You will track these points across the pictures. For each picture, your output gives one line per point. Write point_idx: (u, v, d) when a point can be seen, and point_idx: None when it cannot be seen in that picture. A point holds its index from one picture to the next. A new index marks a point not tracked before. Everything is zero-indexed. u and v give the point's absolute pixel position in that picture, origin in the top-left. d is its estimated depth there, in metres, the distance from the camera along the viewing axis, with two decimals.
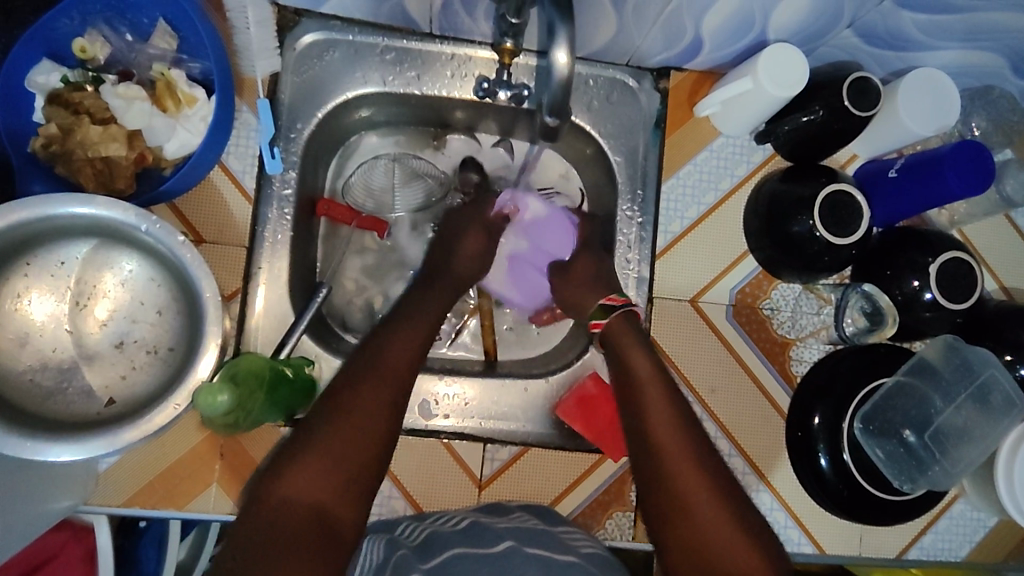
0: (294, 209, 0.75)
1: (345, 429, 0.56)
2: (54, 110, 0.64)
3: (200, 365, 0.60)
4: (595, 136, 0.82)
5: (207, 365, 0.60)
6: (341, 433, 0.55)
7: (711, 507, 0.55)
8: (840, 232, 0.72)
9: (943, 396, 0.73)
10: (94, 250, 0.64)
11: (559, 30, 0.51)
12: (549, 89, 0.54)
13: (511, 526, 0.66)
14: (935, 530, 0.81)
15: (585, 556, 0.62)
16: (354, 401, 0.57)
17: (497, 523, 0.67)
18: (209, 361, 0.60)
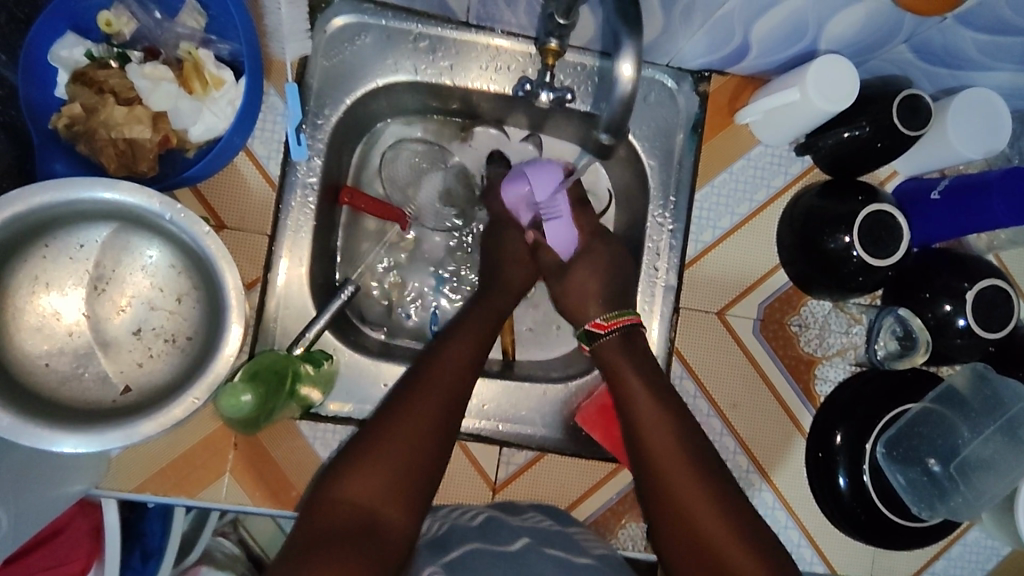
0: (318, 198, 0.74)
1: (399, 438, 0.59)
2: (78, 89, 0.62)
3: (226, 348, 0.58)
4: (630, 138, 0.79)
5: (235, 335, 0.58)
6: (405, 423, 0.60)
7: (691, 485, 0.61)
8: (878, 253, 0.70)
9: (970, 428, 0.72)
10: (114, 234, 0.62)
11: (621, 39, 0.48)
12: (609, 103, 0.51)
13: (525, 523, 0.66)
14: (948, 556, 0.80)
15: (599, 558, 0.63)
16: (418, 404, 0.61)
17: (514, 519, 0.67)
18: (236, 332, 0.58)
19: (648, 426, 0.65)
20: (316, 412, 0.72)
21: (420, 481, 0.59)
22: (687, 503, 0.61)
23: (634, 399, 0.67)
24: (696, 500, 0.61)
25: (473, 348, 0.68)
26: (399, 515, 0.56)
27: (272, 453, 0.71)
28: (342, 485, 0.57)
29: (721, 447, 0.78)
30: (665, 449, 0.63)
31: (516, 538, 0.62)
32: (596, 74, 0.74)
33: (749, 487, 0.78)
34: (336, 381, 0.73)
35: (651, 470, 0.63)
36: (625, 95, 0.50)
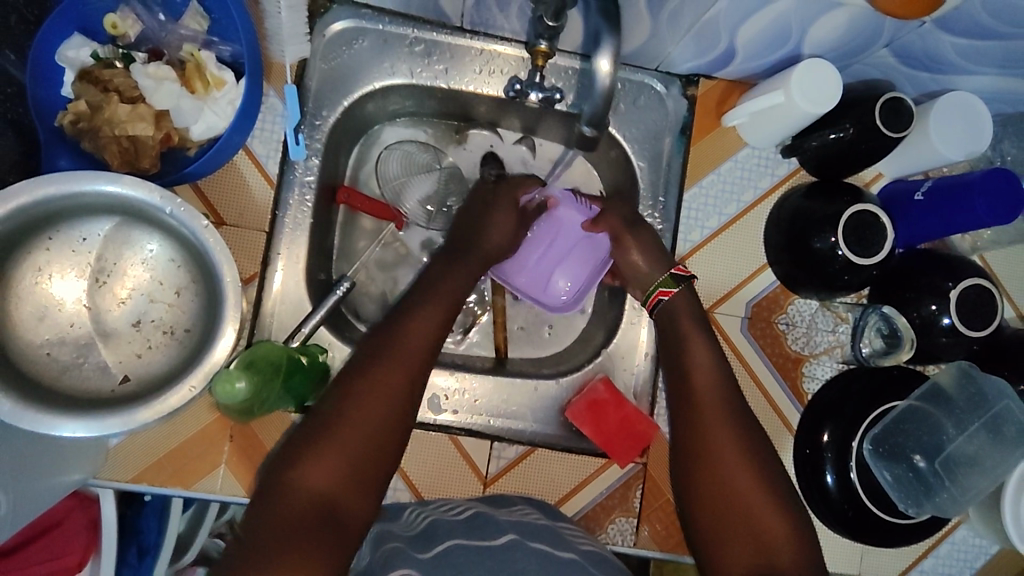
0: (315, 197, 0.76)
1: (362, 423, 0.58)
2: (83, 87, 0.64)
3: (221, 341, 0.60)
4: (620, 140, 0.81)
5: (226, 345, 0.60)
6: (363, 404, 0.58)
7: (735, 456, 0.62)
8: (863, 252, 0.71)
9: (955, 424, 0.73)
10: (116, 228, 0.64)
11: (604, 39, 0.50)
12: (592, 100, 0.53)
13: (513, 519, 0.66)
14: (936, 555, 0.81)
15: (582, 553, 0.63)
16: (378, 385, 0.60)
17: (502, 515, 0.67)
18: (228, 342, 0.60)
19: (703, 395, 0.66)
20: None
21: (377, 467, 0.58)
22: (735, 486, 0.61)
23: (698, 381, 0.67)
24: (745, 484, 0.61)
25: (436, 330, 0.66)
26: (357, 502, 0.56)
27: (266, 445, 0.72)
28: (298, 468, 0.55)
29: None
30: (720, 432, 0.63)
31: (507, 531, 0.63)
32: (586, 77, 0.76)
33: None
34: (330, 376, 0.74)
35: (701, 448, 0.63)
36: (606, 90, 0.52)
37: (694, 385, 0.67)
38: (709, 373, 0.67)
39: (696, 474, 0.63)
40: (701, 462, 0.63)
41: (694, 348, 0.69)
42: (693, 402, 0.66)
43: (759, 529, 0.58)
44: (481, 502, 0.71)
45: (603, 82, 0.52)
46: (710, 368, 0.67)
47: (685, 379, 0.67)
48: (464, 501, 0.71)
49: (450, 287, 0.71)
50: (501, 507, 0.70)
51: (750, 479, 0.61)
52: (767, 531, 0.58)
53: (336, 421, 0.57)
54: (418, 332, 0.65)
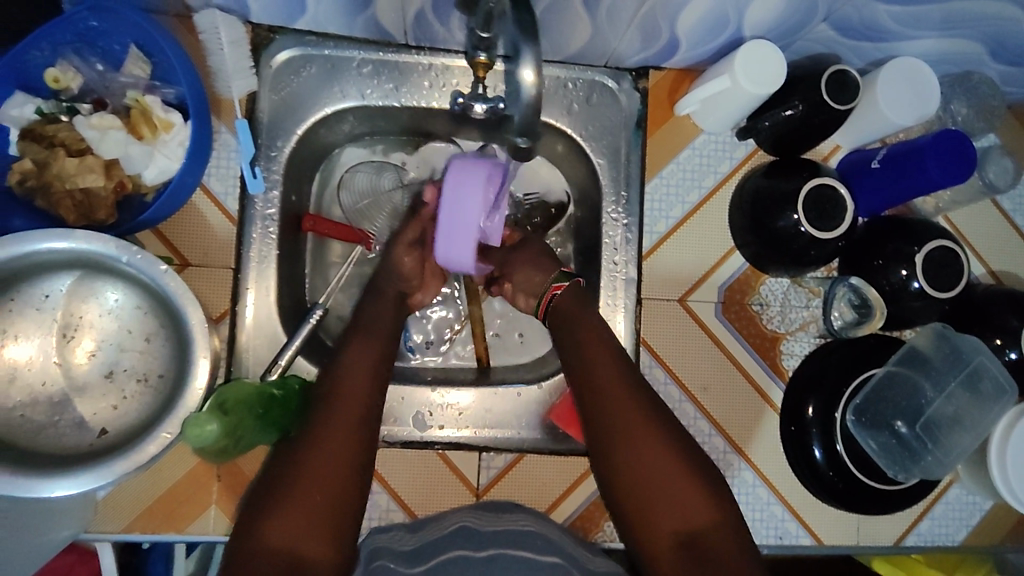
0: (278, 227, 0.76)
1: (312, 487, 0.59)
2: (27, 145, 0.64)
3: (200, 364, 0.61)
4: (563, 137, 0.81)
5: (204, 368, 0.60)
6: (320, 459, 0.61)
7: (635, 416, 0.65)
8: (826, 226, 0.72)
9: (933, 385, 0.74)
10: (78, 281, 0.64)
11: (524, 48, 0.49)
12: (519, 108, 0.52)
13: (501, 529, 0.66)
14: (932, 515, 0.81)
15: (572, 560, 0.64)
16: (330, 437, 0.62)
17: (485, 526, 0.67)
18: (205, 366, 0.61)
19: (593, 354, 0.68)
20: None
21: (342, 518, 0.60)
22: (629, 436, 0.64)
23: (590, 340, 0.69)
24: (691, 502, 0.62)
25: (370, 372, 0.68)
26: (324, 550, 0.57)
27: (254, 480, 0.72)
28: (266, 523, 0.57)
29: (695, 430, 0.79)
30: (638, 450, 0.63)
31: (492, 543, 0.64)
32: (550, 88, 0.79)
33: (727, 467, 0.79)
34: None
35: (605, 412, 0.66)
36: (534, 98, 0.51)
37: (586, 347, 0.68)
38: (624, 393, 0.66)
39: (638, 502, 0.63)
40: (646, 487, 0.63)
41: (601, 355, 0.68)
42: (616, 433, 0.65)
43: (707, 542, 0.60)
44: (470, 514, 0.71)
45: (529, 91, 0.50)
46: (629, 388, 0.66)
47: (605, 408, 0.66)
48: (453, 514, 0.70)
49: (370, 340, 0.71)
50: (488, 518, 0.69)
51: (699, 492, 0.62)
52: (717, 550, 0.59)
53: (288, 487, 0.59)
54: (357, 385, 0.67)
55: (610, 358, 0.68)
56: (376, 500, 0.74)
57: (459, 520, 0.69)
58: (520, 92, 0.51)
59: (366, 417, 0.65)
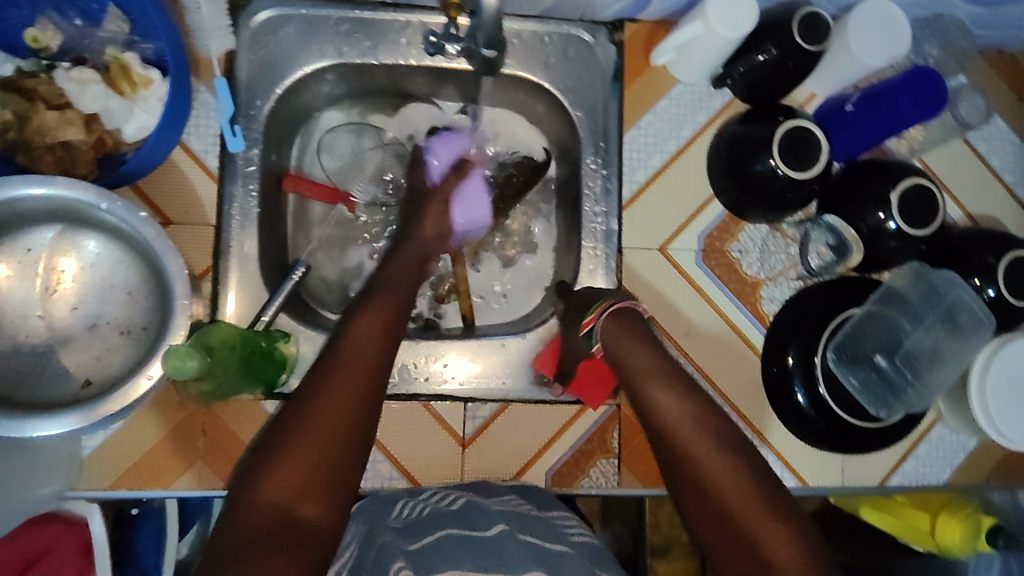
0: (259, 186, 0.76)
1: (309, 445, 0.57)
2: (7, 97, 0.64)
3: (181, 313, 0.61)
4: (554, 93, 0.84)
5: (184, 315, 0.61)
6: (319, 419, 0.58)
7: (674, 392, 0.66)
8: (801, 167, 0.73)
9: (911, 320, 0.74)
10: (60, 234, 0.64)
11: None
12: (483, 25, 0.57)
13: (504, 509, 0.65)
14: (916, 455, 0.82)
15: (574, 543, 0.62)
16: (330, 396, 0.60)
17: (490, 504, 0.65)
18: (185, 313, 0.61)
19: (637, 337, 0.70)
20: (280, 391, 0.74)
21: (338, 477, 0.57)
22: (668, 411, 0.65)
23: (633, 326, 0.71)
24: (732, 493, 0.59)
25: (383, 333, 0.66)
26: (316, 509, 0.55)
27: (240, 435, 0.73)
28: (261, 481, 0.55)
29: None
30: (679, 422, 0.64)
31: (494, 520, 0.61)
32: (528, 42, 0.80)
33: None
34: (297, 361, 0.75)
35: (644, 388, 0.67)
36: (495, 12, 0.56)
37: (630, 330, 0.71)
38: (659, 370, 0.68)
39: (693, 502, 0.61)
40: (695, 490, 0.61)
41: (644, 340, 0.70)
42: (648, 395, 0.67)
43: (754, 540, 0.56)
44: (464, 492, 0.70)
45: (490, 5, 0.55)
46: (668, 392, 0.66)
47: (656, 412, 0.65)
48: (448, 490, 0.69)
49: (384, 297, 0.69)
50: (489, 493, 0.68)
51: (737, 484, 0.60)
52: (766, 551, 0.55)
53: (282, 445, 0.57)
54: (362, 350, 0.64)
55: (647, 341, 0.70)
56: None
57: (463, 497, 0.68)
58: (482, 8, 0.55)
59: (372, 379, 0.62)
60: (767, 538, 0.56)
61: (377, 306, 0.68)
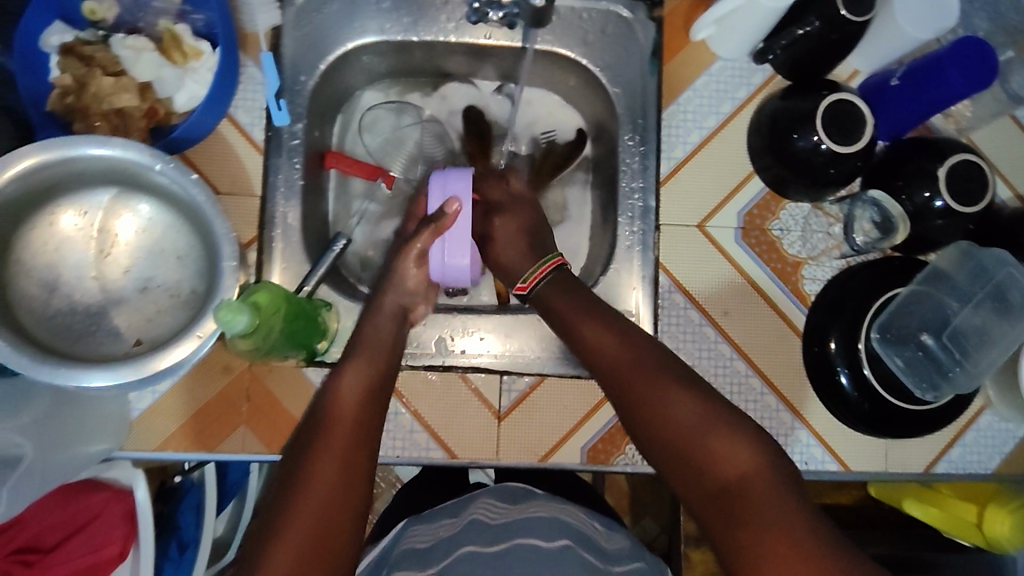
0: (303, 159, 0.78)
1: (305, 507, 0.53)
2: (68, 62, 0.66)
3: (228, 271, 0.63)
4: (520, 201, 0.79)
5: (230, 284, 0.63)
6: (314, 476, 0.54)
7: (667, 386, 0.58)
8: (846, 140, 0.71)
9: (959, 299, 0.73)
10: (114, 198, 0.66)
11: None
12: None
13: (504, 521, 0.66)
14: (963, 443, 0.79)
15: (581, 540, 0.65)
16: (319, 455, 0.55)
17: (495, 519, 0.68)
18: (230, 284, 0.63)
19: (602, 339, 0.63)
20: (322, 359, 0.75)
21: (339, 524, 0.53)
22: (659, 407, 0.57)
23: (589, 327, 0.65)
24: (692, 425, 0.56)
25: (367, 378, 0.63)
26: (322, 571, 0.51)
27: (282, 402, 0.74)
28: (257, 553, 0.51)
29: (716, 354, 0.78)
30: (676, 415, 0.56)
31: (505, 536, 0.64)
32: (566, 20, 0.81)
33: (749, 392, 0.78)
34: (337, 332, 0.76)
35: (630, 390, 0.60)
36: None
37: (585, 332, 0.65)
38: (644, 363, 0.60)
39: (654, 441, 0.57)
40: (659, 436, 0.57)
41: (612, 340, 0.63)
42: (640, 398, 0.59)
43: (717, 469, 0.53)
44: (489, 505, 0.72)
45: None
46: (622, 346, 0.62)
47: (613, 367, 0.62)
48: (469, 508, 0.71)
49: (369, 348, 0.66)
50: (503, 509, 0.70)
51: (699, 416, 0.56)
52: (733, 477, 0.52)
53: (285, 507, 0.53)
54: (352, 402, 0.60)
55: (624, 340, 0.63)
56: (400, 422, 0.75)
57: (473, 514, 0.70)
58: None
59: (366, 428, 0.58)
60: (730, 462, 0.53)
61: (360, 356, 0.64)
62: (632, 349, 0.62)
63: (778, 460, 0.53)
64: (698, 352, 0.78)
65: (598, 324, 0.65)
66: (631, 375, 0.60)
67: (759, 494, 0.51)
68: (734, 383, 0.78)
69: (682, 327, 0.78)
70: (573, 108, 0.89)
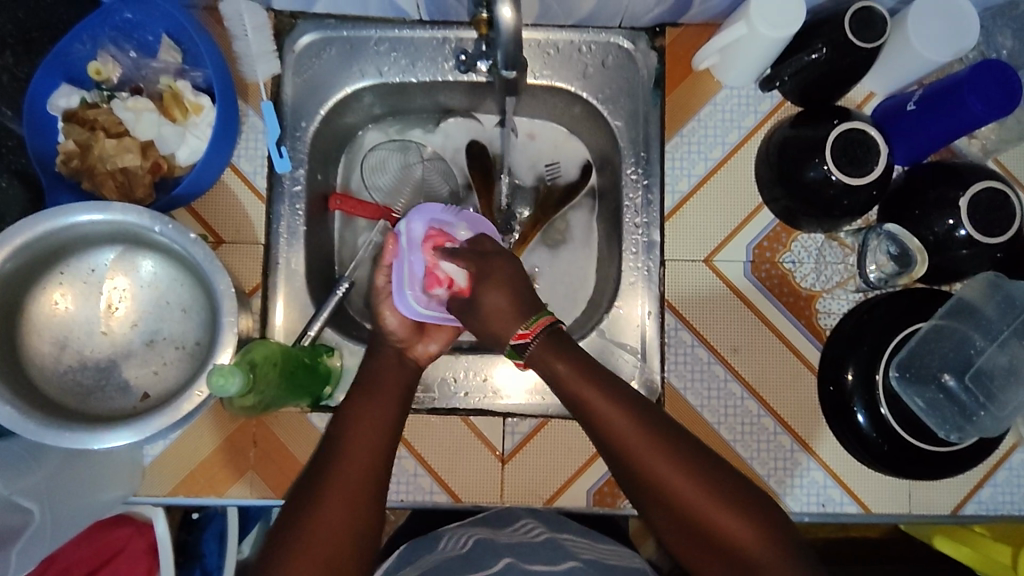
0: (306, 205, 0.79)
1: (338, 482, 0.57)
2: (71, 128, 0.69)
3: (226, 324, 0.63)
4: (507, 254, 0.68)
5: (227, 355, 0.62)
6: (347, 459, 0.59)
7: (670, 469, 0.57)
8: (857, 172, 0.68)
9: (984, 334, 0.68)
10: (120, 255, 0.68)
11: None
12: (502, 45, 0.57)
13: (512, 542, 0.66)
14: (993, 483, 0.75)
15: (583, 561, 0.63)
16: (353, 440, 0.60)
17: (501, 537, 0.67)
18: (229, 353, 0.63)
19: (596, 410, 0.59)
20: (326, 404, 0.76)
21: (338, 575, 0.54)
22: (668, 492, 0.57)
23: (581, 395, 0.60)
24: (697, 496, 0.56)
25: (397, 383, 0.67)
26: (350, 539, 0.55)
27: (287, 446, 0.75)
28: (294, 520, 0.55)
29: (725, 393, 0.76)
30: (690, 497, 0.56)
31: (502, 556, 0.63)
32: (565, 53, 0.80)
33: (762, 432, 0.76)
34: (342, 375, 0.77)
35: (628, 466, 0.58)
36: (514, 33, 0.56)
37: (579, 397, 0.60)
38: (641, 438, 0.58)
39: (665, 517, 0.58)
40: (673, 519, 0.57)
41: (608, 414, 0.59)
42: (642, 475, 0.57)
43: (733, 545, 0.55)
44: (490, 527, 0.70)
45: (509, 27, 0.56)
46: (620, 410, 0.58)
47: (616, 436, 0.58)
48: (465, 529, 0.70)
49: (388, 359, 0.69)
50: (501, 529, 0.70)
51: (698, 488, 0.56)
52: (751, 554, 0.54)
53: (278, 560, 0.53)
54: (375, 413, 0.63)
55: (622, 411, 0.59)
56: (404, 465, 0.75)
57: (475, 533, 0.69)
58: (499, 27, 0.55)
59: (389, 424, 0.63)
60: (741, 537, 0.55)
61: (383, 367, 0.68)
62: (630, 425, 0.58)
63: (777, 525, 0.56)
64: (706, 391, 0.76)
65: (589, 390, 0.59)
66: (630, 449, 0.57)
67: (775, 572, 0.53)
68: (744, 423, 0.76)
69: (690, 365, 0.77)
70: (578, 137, 0.88)
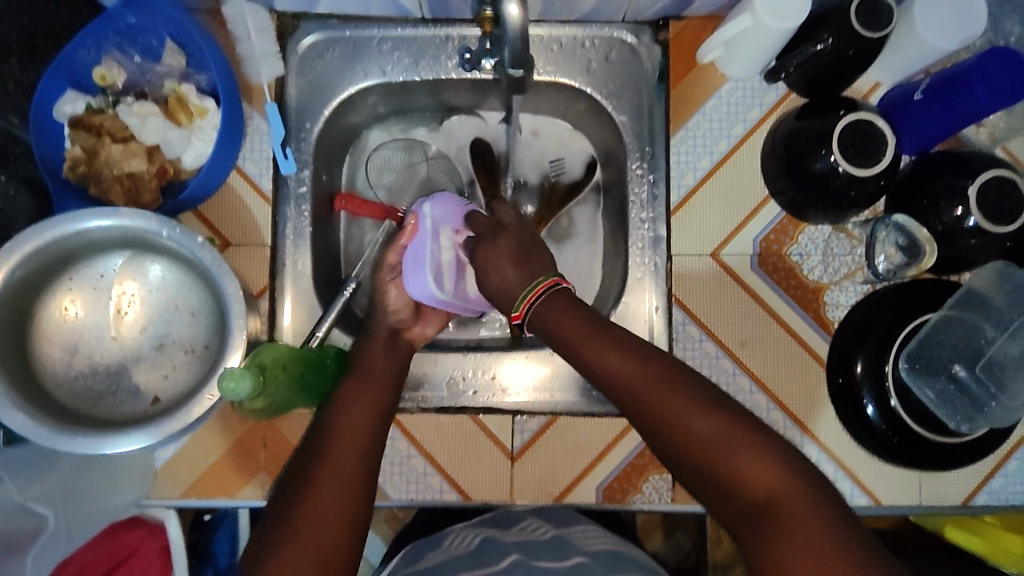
0: (312, 206, 0.79)
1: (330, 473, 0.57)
2: (77, 134, 0.69)
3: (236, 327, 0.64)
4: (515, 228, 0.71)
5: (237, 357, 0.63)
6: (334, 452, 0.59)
7: (679, 407, 0.55)
8: (863, 163, 0.67)
9: (995, 325, 0.68)
10: (128, 260, 0.69)
11: None
12: (507, 46, 0.57)
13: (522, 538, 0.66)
14: (1005, 473, 0.75)
15: (591, 555, 0.63)
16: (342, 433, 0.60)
17: (505, 537, 0.67)
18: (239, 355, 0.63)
19: (606, 359, 0.59)
20: None
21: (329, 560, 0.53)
22: (682, 433, 0.54)
23: (591, 349, 0.60)
24: (710, 435, 0.53)
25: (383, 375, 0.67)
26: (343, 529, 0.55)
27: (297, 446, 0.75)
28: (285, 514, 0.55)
29: (734, 387, 0.76)
30: (703, 436, 0.53)
31: (510, 553, 0.63)
32: (568, 49, 0.80)
33: (772, 426, 0.76)
34: None
35: (643, 415, 0.57)
36: (519, 32, 0.56)
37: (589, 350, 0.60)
38: (653, 382, 0.56)
39: (684, 467, 0.55)
40: (693, 467, 0.54)
41: (617, 362, 0.58)
42: (657, 422, 0.55)
43: (752, 487, 0.51)
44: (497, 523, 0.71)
45: (514, 26, 0.55)
46: (626, 358, 0.58)
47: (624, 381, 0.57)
48: (468, 529, 0.70)
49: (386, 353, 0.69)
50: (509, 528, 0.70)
51: (712, 427, 0.53)
52: (769, 493, 0.50)
53: (271, 549, 0.52)
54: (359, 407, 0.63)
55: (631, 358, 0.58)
56: (414, 464, 0.76)
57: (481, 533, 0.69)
58: (504, 26, 0.55)
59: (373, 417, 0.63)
60: (754, 473, 0.51)
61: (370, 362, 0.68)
62: (639, 370, 0.57)
63: (801, 466, 0.51)
64: (716, 385, 0.76)
65: (596, 341, 0.60)
66: (640, 394, 0.57)
67: (797, 511, 0.49)
68: (754, 417, 0.76)
69: (699, 359, 0.76)
70: (582, 133, 0.88)
